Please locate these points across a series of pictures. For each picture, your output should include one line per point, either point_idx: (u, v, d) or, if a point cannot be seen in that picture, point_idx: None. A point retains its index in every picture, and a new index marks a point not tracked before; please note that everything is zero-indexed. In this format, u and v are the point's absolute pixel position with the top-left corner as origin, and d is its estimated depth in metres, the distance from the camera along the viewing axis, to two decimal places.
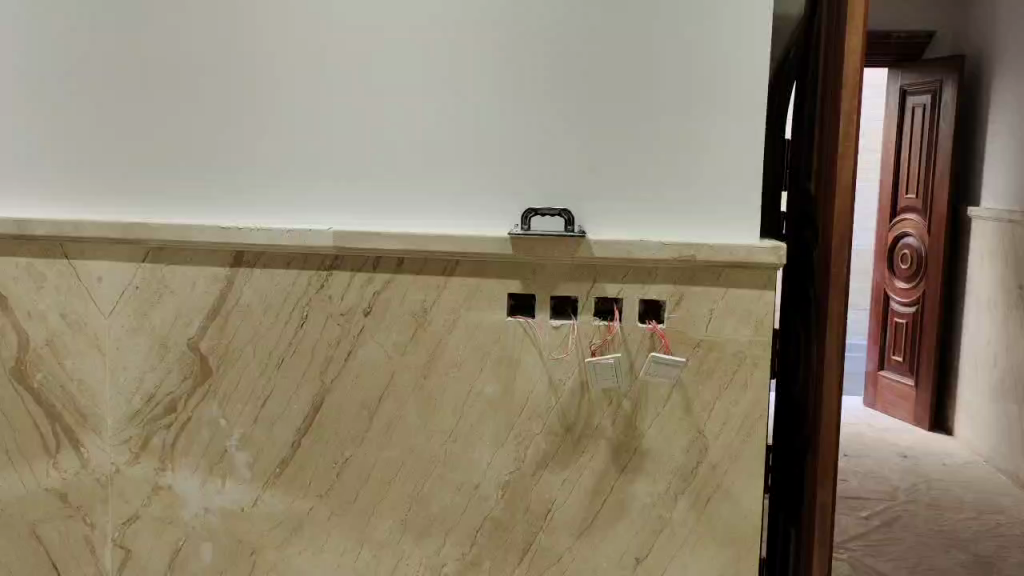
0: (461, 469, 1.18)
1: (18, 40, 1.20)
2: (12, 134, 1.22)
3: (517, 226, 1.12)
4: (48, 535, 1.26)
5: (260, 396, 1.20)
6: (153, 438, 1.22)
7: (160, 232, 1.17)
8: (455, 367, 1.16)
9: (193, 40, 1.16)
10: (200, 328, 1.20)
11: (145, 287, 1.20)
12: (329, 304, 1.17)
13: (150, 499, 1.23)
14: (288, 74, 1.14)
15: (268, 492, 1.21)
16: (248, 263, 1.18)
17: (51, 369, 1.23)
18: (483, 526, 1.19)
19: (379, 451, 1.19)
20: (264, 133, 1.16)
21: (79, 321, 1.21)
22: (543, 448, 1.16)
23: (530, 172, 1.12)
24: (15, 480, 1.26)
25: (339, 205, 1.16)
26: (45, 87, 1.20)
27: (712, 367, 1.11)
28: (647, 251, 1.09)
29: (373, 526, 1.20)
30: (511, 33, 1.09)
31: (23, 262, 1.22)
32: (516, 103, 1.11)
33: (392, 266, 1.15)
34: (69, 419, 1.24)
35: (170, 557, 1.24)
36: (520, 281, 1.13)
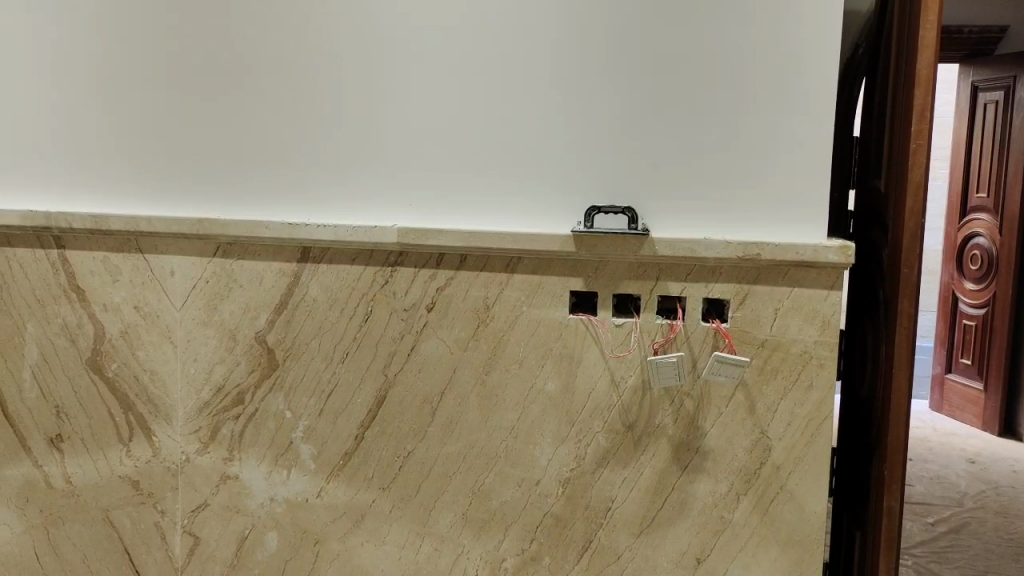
0: (522, 465, 1.18)
1: (93, 37, 1.21)
2: (88, 130, 1.24)
3: (580, 224, 1.12)
4: (120, 521, 1.29)
5: (325, 390, 1.22)
6: (221, 429, 1.25)
7: (231, 227, 1.19)
8: (517, 363, 1.17)
9: (264, 38, 1.17)
10: (267, 322, 1.22)
11: (215, 281, 1.22)
12: (393, 301, 1.19)
13: (219, 488, 1.26)
14: (354, 73, 1.16)
15: (332, 484, 1.23)
16: (314, 259, 1.20)
17: (125, 360, 1.26)
18: (543, 522, 1.19)
19: (440, 445, 1.20)
20: (331, 131, 1.18)
21: (151, 314, 1.24)
22: (604, 445, 1.16)
23: (593, 170, 1.12)
24: (90, 468, 1.29)
25: (403, 203, 1.18)
26: (119, 84, 1.22)
27: (777, 367, 1.10)
28: (711, 250, 1.08)
29: (434, 520, 1.22)
30: (576, 31, 1.09)
31: (99, 255, 1.24)
32: (580, 100, 1.11)
33: (455, 263, 1.16)
34: (141, 409, 1.27)
35: (237, 545, 1.27)
36: (582, 279, 1.13)
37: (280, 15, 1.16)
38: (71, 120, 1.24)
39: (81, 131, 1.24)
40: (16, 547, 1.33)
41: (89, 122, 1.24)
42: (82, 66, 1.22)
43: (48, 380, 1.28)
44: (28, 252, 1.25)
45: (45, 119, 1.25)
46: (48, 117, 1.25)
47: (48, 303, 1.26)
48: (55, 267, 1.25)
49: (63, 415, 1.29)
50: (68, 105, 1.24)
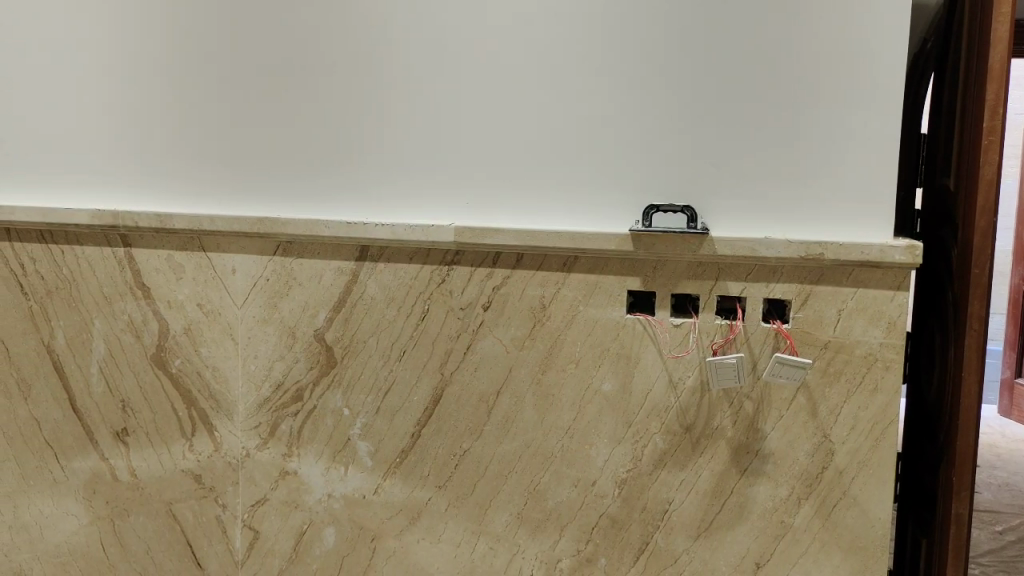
0: (578, 465, 1.18)
1: (159, 38, 1.24)
2: (153, 130, 1.26)
3: (638, 223, 1.11)
4: (183, 514, 1.31)
5: (382, 387, 1.23)
6: (281, 425, 1.27)
7: (290, 227, 1.20)
8: (573, 362, 1.16)
9: (324, 37, 1.18)
10: (325, 320, 1.24)
11: (275, 278, 1.24)
12: (449, 299, 1.19)
13: (278, 484, 1.28)
14: (413, 71, 1.16)
15: (389, 481, 1.24)
16: (372, 257, 1.21)
17: (188, 357, 1.28)
18: (599, 523, 1.18)
19: (496, 444, 1.20)
20: (389, 129, 1.19)
21: (213, 312, 1.27)
22: (661, 446, 1.15)
23: (652, 167, 1.11)
24: (154, 461, 1.32)
25: (461, 201, 1.18)
26: (183, 83, 1.24)
27: (840, 369, 1.07)
28: (772, 250, 1.06)
29: (489, 519, 1.22)
30: (636, 27, 1.08)
31: (164, 253, 1.27)
32: (639, 99, 1.10)
33: (511, 262, 1.16)
34: (203, 404, 1.29)
35: (295, 540, 1.28)
36: (640, 279, 1.12)
37: (340, 13, 1.17)
38: (138, 120, 1.27)
39: (147, 131, 1.27)
40: (83, 538, 1.36)
41: (155, 122, 1.26)
42: (148, 67, 1.25)
43: (114, 375, 1.31)
44: (95, 250, 1.28)
45: (112, 119, 1.27)
46: (116, 117, 1.27)
47: (115, 300, 1.29)
48: (122, 265, 1.28)
49: (128, 410, 1.31)
50: (135, 105, 1.26)
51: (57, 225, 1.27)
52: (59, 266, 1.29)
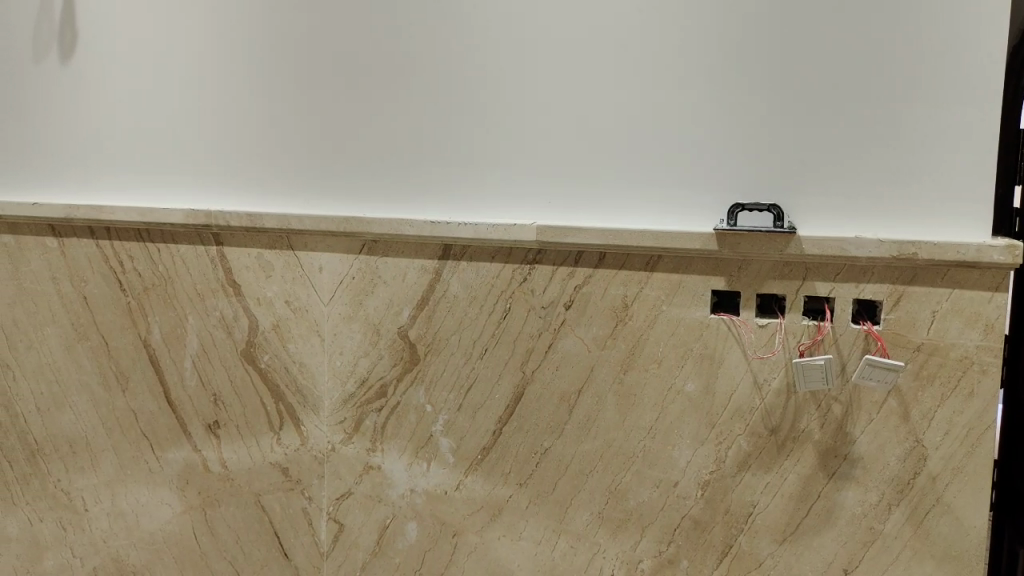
0: (661, 466, 1.17)
1: (252, 40, 1.27)
2: (244, 130, 1.29)
3: (722, 222, 1.10)
4: (271, 506, 1.34)
5: (464, 384, 1.24)
6: (365, 420, 1.29)
7: (375, 226, 1.22)
8: (656, 363, 1.15)
9: (410, 37, 1.21)
10: (409, 318, 1.26)
11: (360, 276, 1.26)
12: (531, 298, 1.19)
13: (362, 478, 1.30)
14: (497, 70, 1.17)
15: (471, 477, 1.26)
16: (454, 256, 1.22)
17: (277, 352, 1.31)
18: (682, 524, 1.17)
19: (577, 444, 1.20)
20: (472, 129, 1.20)
21: (301, 308, 1.30)
22: (745, 448, 1.13)
23: (737, 165, 1.10)
24: (244, 454, 1.35)
25: (543, 201, 1.18)
26: (273, 84, 1.27)
27: (934, 372, 1.04)
28: (863, 249, 1.03)
29: (571, 517, 1.22)
30: (721, 23, 1.07)
31: (254, 252, 1.30)
32: (723, 98, 1.09)
33: (593, 261, 1.16)
34: (291, 399, 1.32)
35: (378, 534, 1.30)
36: (725, 278, 1.11)
37: (426, 14, 1.19)
38: (230, 121, 1.30)
39: (237, 132, 1.30)
40: (176, 527, 1.40)
41: (245, 123, 1.29)
42: (240, 70, 1.28)
43: (206, 369, 1.35)
44: (189, 248, 1.32)
45: (206, 121, 1.31)
46: (210, 119, 1.30)
47: (207, 297, 1.33)
48: (214, 263, 1.32)
49: (219, 403, 1.35)
50: (227, 107, 1.29)
51: (154, 225, 1.31)
52: (156, 264, 1.34)
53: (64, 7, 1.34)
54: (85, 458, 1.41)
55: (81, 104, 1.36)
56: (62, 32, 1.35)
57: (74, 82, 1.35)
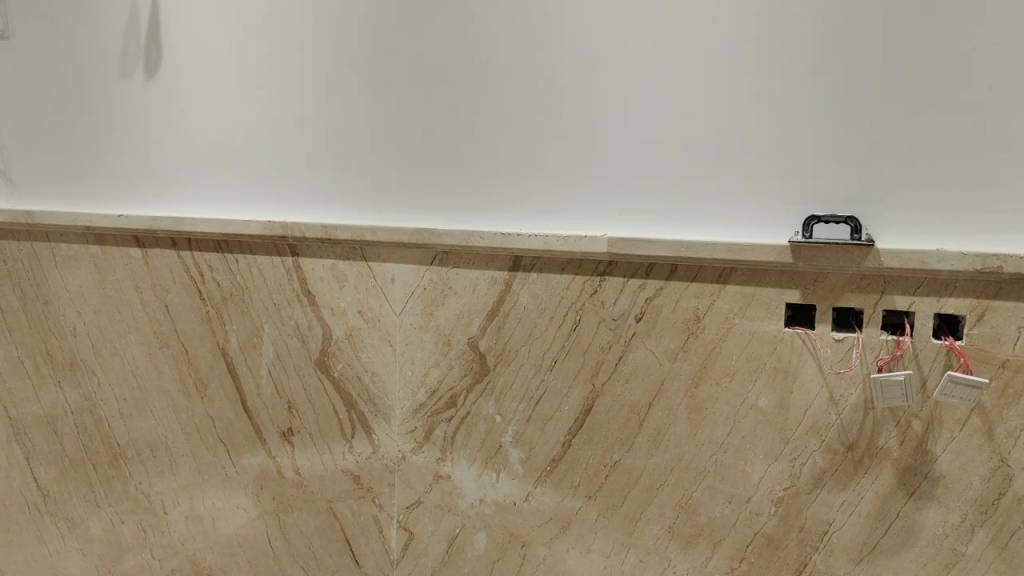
0: (733, 481, 1.16)
1: (327, 55, 1.30)
2: (320, 143, 1.32)
3: (797, 234, 1.09)
4: (343, 513, 1.36)
5: (534, 395, 1.25)
6: (436, 429, 1.30)
7: (448, 236, 1.24)
8: (729, 376, 1.14)
9: (482, 49, 1.22)
10: (479, 329, 1.26)
11: (432, 287, 1.28)
12: (602, 309, 1.19)
13: (432, 486, 1.31)
14: (570, 82, 1.18)
15: (540, 488, 1.26)
16: (525, 267, 1.22)
17: (349, 360, 1.34)
18: (755, 541, 1.16)
19: (648, 457, 1.20)
20: (545, 141, 1.21)
21: (373, 318, 1.32)
22: (821, 465, 1.11)
23: (812, 175, 1.08)
24: (317, 460, 1.37)
25: (614, 213, 1.18)
26: (348, 98, 1.30)
27: (1021, 390, 1.01)
28: (945, 262, 1.00)
29: (641, 531, 1.21)
30: (794, 32, 1.07)
31: (328, 262, 1.32)
32: (799, 108, 1.08)
33: (665, 273, 1.15)
34: (362, 407, 1.34)
35: (447, 543, 1.31)
36: (800, 291, 1.09)
37: (498, 27, 1.21)
38: (307, 134, 1.33)
39: (314, 145, 1.32)
40: (251, 531, 1.42)
41: (322, 135, 1.32)
42: (316, 85, 1.31)
43: (281, 376, 1.37)
44: (266, 259, 1.35)
45: (283, 134, 1.34)
46: (287, 132, 1.33)
47: (282, 305, 1.36)
48: (290, 273, 1.34)
49: (293, 410, 1.37)
50: (304, 120, 1.32)
51: (232, 235, 1.35)
52: (234, 274, 1.37)
53: (149, 24, 1.39)
54: (165, 462, 1.45)
55: (164, 119, 1.40)
56: (147, 49, 1.39)
57: (158, 97, 1.40)
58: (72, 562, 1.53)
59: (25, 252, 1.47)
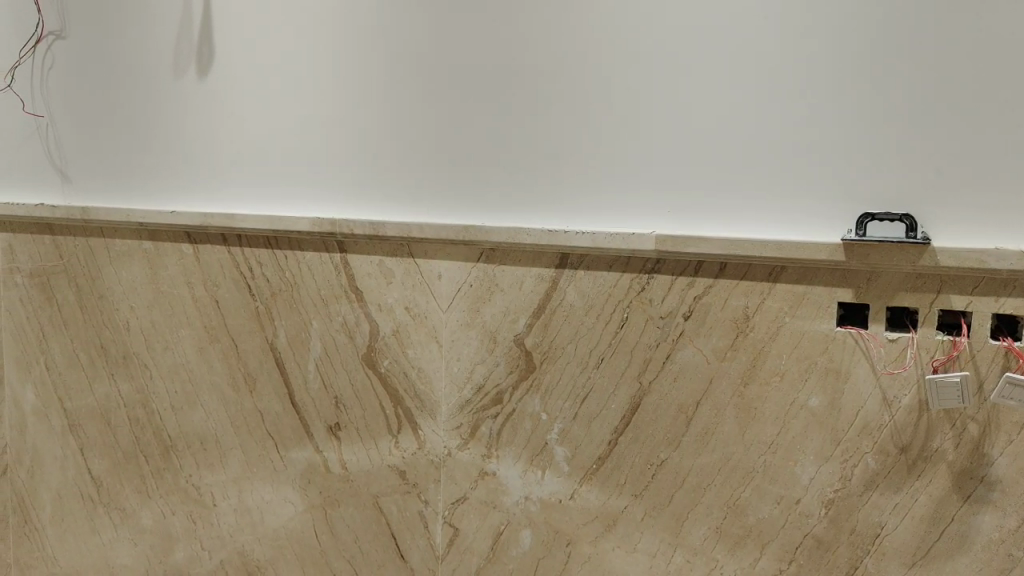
0: (782, 482, 1.14)
1: (376, 54, 1.31)
2: (369, 141, 1.33)
3: (850, 232, 1.07)
4: (388, 508, 1.37)
5: (580, 393, 1.24)
6: (481, 426, 1.31)
7: (495, 233, 1.24)
8: (778, 376, 1.13)
9: (531, 47, 1.22)
10: (525, 326, 1.26)
11: (478, 285, 1.28)
12: (649, 307, 1.19)
13: (477, 483, 1.31)
14: (619, 80, 1.18)
15: (585, 487, 1.25)
16: (572, 265, 1.22)
17: (396, 357, 1.34)
18: (804, 543, 1.14)
19: (695, 456, 1.19)
20: (593, 139, 1.20)
21: (420, 315, 1.32)
22: (873, 467, 1.09)
23: (866, 173, 1.07)
24: (363, 456, 1.38)
25: (662, 211, 1.17)
26: (396, 96, 1.31)
27: None
28: (1003, 261, 0.98)
29: (687, 531, 1.20)
30: (849, 28, 1.05)
31: (376, 258, 1.33)
32: (853, 105, 1.07)
33: (714, 271, 1.15)
34: (409, 403, 1.34)
35: (492, 540, 1.31)
36: (852, 290, 1.08)
37: (547, 24, 1.20)
38: (356, 133, 1.34)
39: (361, 143, 1.33)
40: (297, 525, 1.44)
41: (369, 133, 1.33)
42: (365, 83, 1.32)
43: (328, 372, 1.38)
44: (315, 256, 1.36)
45: (332, 133, 1.35)
46: (336, 130, 1.35)
47: (330, 302, 1.37)
48: (338, 269, 1.36)
49: (340, 405, 1.38)
50: (353, 118, 1.33)
51: (282, 232, 1.36)
52: (283, 270, 1.39)
53: (201, 24, 1.41)
54: (215, 455, 1.47)
55: (215, 117, 1.42)
56: (200, 49, 1.41)
57: (209, 96, 1.42)
58: (124, 552, 1.56)
59: (80, 247, 1.51)
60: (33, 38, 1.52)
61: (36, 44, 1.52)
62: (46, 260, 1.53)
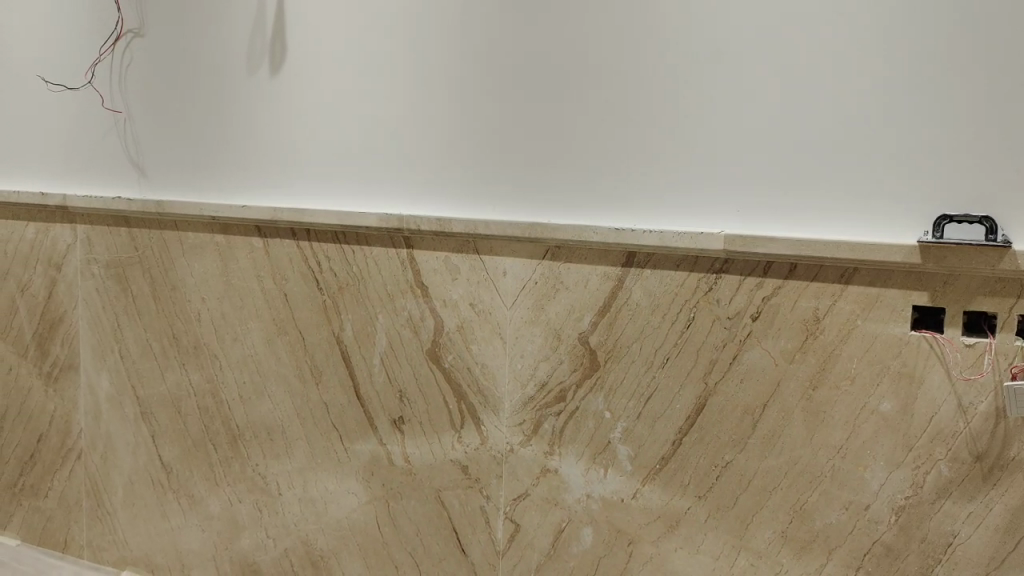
0: (851, 487, 1.12)
1: (446, 53, 1.32)
2: (436, 138, 1.34)
3: (927, 234, 1.05)
4: (450, 502, 1.38)
5: (644, 393, 1.24)
6: (544, 423, 1.31)
7: (561, 231, 1.24)
8: (849, 379, 1.11)
9: (601, 46, 1.21)
10: (590, 324, 1.26)
11: (543, 281, 1.28)
12: (717, 307, 1.18)
13: (539, 480, 1.32)
14: (688, 78, 1.17)
15: (648, 487, 1.25)
16: (638, 264, 1.22)
17: (461, 353, 1.35)
18: (873, 550, 1.12)
19: (761, 459, 1.17)
20: (661, 138, 1.20)
21: (485, 311, 1.33)
22: (946, 474, 1.07)
23: (945, 174, 1.05)
24: (426, 450, 1.39)
25: (730, 209, 1.16)
26: (464, 94, 1.31)
27: None
28: None
29: (752, 534, 1.19)
30: (931, 26, 1.03)
31: (442, 255, 1.34)
32: (931, 105, 1.05)
33: (783, 272, 1.13)
34: (472, 399, 1.35)
35: (553, 536, 1.32)
36: (928, 293, 1.06)
37: (617, 22, 1.20)
38: (424, 129, 1.35)
39: (430, 140, 1.35)
40: (360, 516, 1.45)
41: (438, 130, 1.34)
42: (433, 82, 1.33)
43: (393, 366, 1.40)
44: (382, 251, 1.38)
45: (401, 130, 1.36)
46: (404, 128, 1.36)
47: (397, 297, 1.38)
48: (405, 265, 1.37)
49: (404, 399, 1.40)
50: (421, 116, 1.35)
51: (350, 227, 1.38)
52: (351, 265, 1.40)
53: (274, 22, 1.43)
54: (280, 445, 1.50)
55: (285, 114, 1.45)
56: (272, 46, 1.44)
57: (280, 93, 1.45)
58: (191, 537, 1.60)
59: (154, 240, 1.55)
60: (112, 36, 1.56)
61: (115, 41, 1.56)
62: (122, 252, 1.58)
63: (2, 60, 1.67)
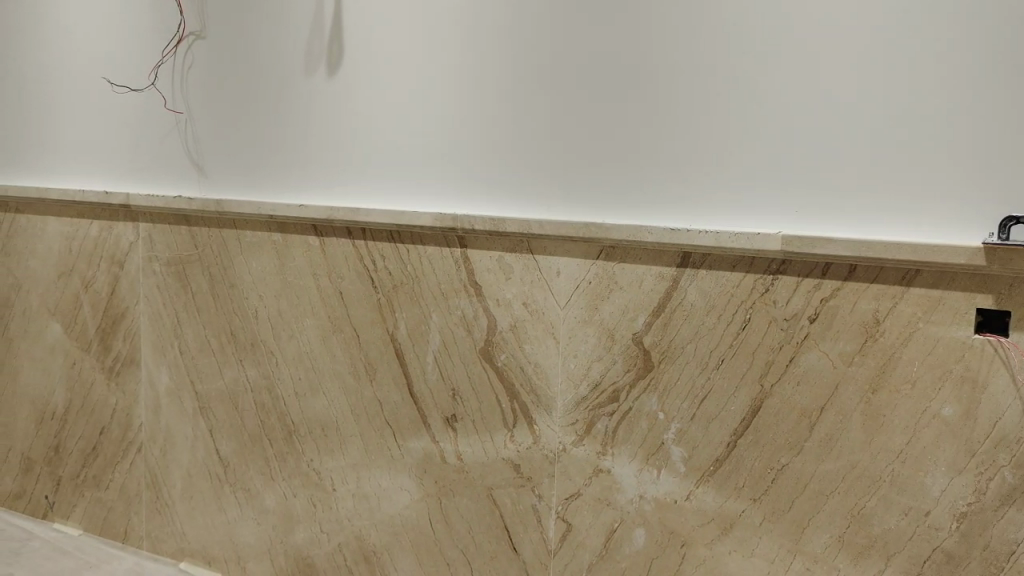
0: (910, 493, 1.11)
1: (501, 54, 1.32)
2: (490, 139, 1.35)
3: (992, 236, 1.03)
4: (502, 500, 1.38)
5: (699, 394, 1.23)
6: (597, 423, 1.31)
7: (616, 231, 1.24)
8: (909, 383, 1.10)
9: (658, 47, 1.21)
10: (644, 325, 1.26)
11: (597, 282, 1.28)
12: (774, 309, 1.17)
13: (592, 480, 1.32)
14: (746, 78, 1.16)
15: (702, 488, 1.24)
16: (694, 264, 1.21)
17: (514, 352, 1.36)
18: (933, 557, 1.10)
19: (819, 463, 1.16)
20: (718, 138, 1.19)
21: (538, 311, 1.33)
22: (1011, 481, 1.05)
23: (1012, 173, 1.03)
24: (479, 447, 1.40)
25: (788, 210, 1.15)
26: (518, 94, 1.32)
27: None
28: None
29: (808, 538, 1.17)
30: (997, 23, 1.01)
31: (496, 254, 1.35)
32: (997, 103, 1.03)
33: (842, 273, 1.12)
34: (525, 398, 1.36)
35: (606, 536, 1.31)
36: (993, 296, 1.04)
37: (675, 22, 1.20)
38: (478, 130, 1.36)
39: (484, 140, 1.35)
40: (412, 513, 1.47)
41: (492, 131, 1.35)
42: (488, 82, 1.34)
43: (447, 365, 1.41)
44: (436, 250, 1.39)
45: (455, 131, 1.37)
46: (459, 127, 1.37)
47: (450, 296, 1.39)
48: (459, 264, 1.38)
49: (457, 398, 1.41)
50: (476, 116, 1.36)
51: (404, 226, 1.40)
52: (405, 264, 1.42)
53: (333, 24, 1.45)
54: (335, 441, 1.52)
55: (341, 114, 1.47)
56: (330, 47, 1.46)
57: (337, 94, 1.46)
58: (246, 530, 1.63)
59: (214, 238, 1.58)
60: (175, 39, 1.60)
61: (178, 44, 1.60)
62: (183, 250, 1.61)
63: (69, 62, 1.71)
